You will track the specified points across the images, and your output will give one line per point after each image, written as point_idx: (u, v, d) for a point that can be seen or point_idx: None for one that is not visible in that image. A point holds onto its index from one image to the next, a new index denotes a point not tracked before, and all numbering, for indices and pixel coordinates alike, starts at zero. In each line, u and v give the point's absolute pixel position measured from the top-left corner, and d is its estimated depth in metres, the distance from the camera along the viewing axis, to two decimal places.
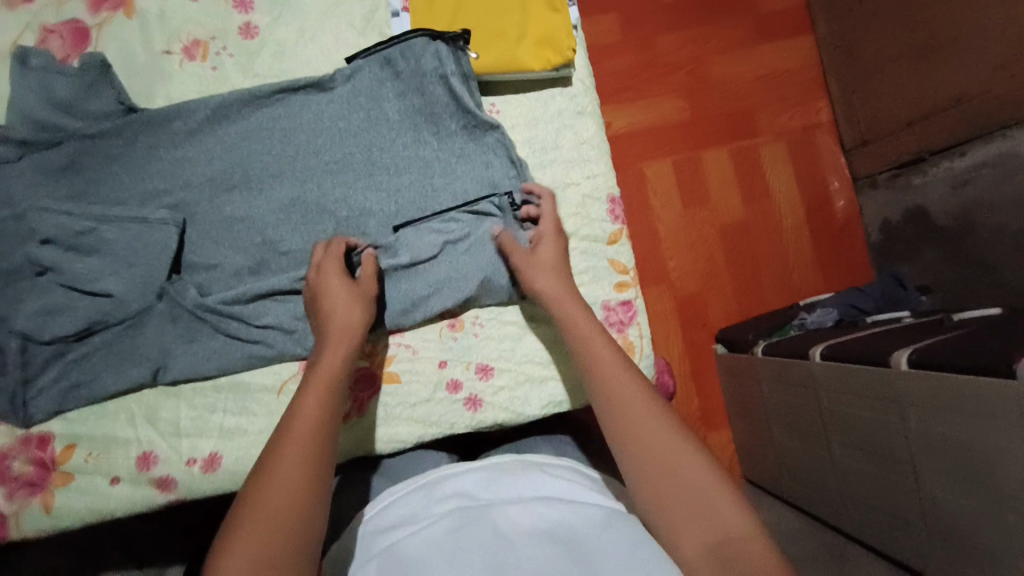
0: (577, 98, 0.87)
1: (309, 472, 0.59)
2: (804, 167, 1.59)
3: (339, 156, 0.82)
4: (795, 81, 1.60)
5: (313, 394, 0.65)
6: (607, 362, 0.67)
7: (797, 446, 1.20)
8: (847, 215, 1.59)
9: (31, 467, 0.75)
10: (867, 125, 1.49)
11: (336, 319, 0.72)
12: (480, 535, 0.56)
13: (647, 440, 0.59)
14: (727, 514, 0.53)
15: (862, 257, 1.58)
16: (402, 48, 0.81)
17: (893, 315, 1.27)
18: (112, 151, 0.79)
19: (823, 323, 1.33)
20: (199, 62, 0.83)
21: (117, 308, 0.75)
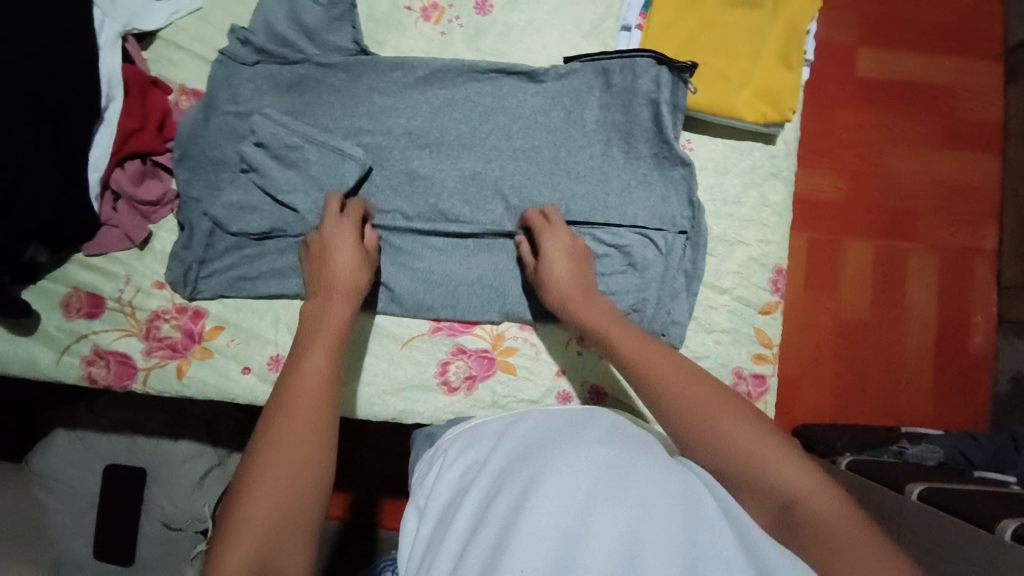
0: (776, 159, 0.85)
1: (308, 446, 0.59)
2: (951, 288, 1.47)
3: (528, 146, 0.84)
4: (973, 199, 1.48)
5: (316, 352, 0.67)
6: (635, 340, 0.67)
7: None
8: (981, 356, 1.45)
9: (178, 333, 0.83)
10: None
11: (340, 278, 0.74)
12: (564, 474, 0.54)
13: (694, 399, 0.59)
14: (785, 472, 0.52)
15: (984, 404, 1.44)
16: (623, 63, 0.82)
17: (1006, 477, 1.15)
18: (335, 83, 0.84)
19: (924, 460, 1.22)
20: (432, 25, 0.87)
21: (297, 222, 0.82)
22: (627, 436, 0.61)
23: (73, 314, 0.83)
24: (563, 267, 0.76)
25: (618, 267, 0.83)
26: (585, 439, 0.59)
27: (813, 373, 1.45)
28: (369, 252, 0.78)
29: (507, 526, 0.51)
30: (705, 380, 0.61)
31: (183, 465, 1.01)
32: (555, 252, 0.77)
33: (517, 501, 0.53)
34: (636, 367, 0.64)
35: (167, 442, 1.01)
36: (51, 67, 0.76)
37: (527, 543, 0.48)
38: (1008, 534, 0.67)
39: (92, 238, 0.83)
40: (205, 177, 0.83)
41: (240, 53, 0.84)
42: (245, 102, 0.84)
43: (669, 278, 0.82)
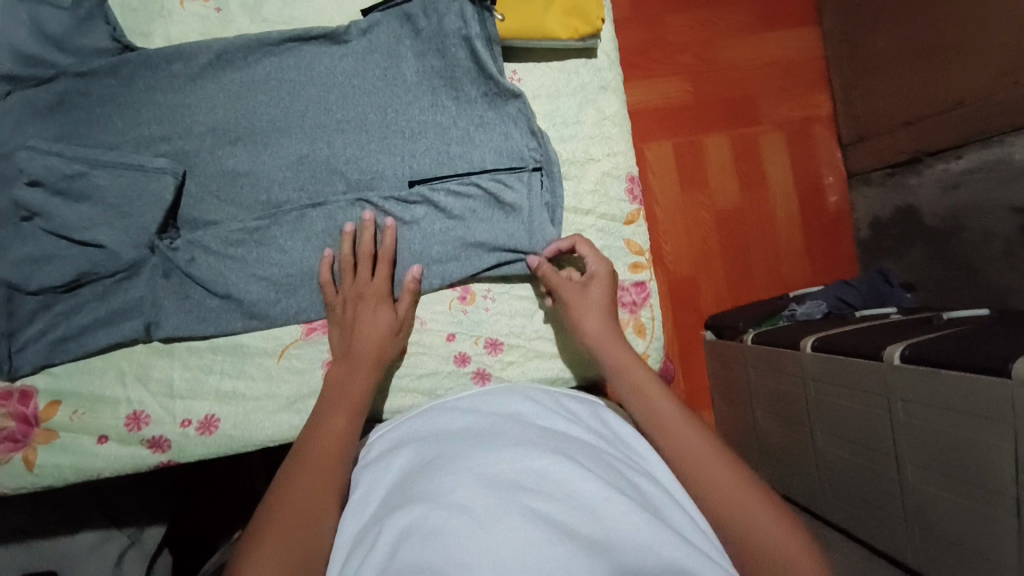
0: (601, 71, 0.84)
1: (321, 494, 0.58)
2: (800, 158, 1.59)
3: (352, 115, 0.78)
4: (800, 73, 1.59)
5: (341, 417, 0.67)
6: (635, 374, 0.70)
7: (780, 431, 1.24)
8: (838, 210, 1.60)
9: (13, 422, 0.72)
10: (864, 122, 1.50)
11: (367, 349, 0.72)
12: (473, 478, 0.52)
13: (688, 453, 0.61)
14: (767, 526, 0.53)
15: (850, 252, 1.61)
16: (424, 4, 0.77)
17: (880, 311, 1.31)
18: (106, 92, 0.73)
19: (812, 314, 1.36)
20: (203, 3, 0.77)
21: (112, 259, 0.71)
22: (527, 428, 0.61)
23: None
24: (595, 320, 0.75)
25: (483, 217, 0.80)
26: (487, 441, 0.58)
27: (703, 270, 1.54)
28: (400, 311, 0.76)
29: (438, 524, 0.48)
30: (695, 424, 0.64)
31: (95, 553, 0.87)
32: (592, 310, 0.75)
33: (422, 515, 0.49)
34: (638, 400, 0.68)
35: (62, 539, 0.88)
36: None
37: (437, 559, 0.45)
38: (897, 357, 0.88)
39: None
40: None
41: None
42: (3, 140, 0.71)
43: (537, 217, 0.79)
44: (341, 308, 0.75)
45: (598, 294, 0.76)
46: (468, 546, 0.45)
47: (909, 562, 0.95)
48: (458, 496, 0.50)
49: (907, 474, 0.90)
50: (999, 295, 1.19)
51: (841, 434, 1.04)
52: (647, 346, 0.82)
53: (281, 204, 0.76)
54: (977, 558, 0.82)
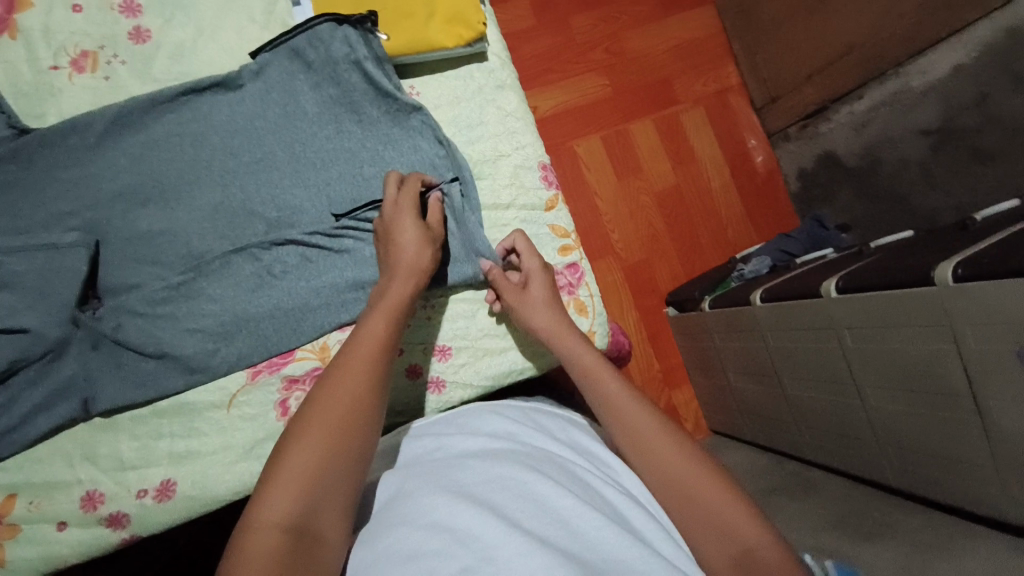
0: (495, 72, 0.87)
1: (355, 401, 0.58)
2: (723, 127, 1.65)
3: (260, 156, 0.79)
4: (702, 48, 1.66)
5: (379, 319, 0.65)
6: (584, 363, 0.71)
7: (753, 387, 1.26)
8: (768, 169, 1.64)
9: None
10: (768, 83, 1.56)
11: (405, 258, 0.71)
12: (455, 497, 0.52)
13: (649, 446, 0.62)
14: (727, 518, 0.55)
15: (788, 207, 1.63)
16: (309, 37, 0.78)
17: (818, 254, 1.35)
18: (8, 177, 0.72)
19: (759, 271, 1.41)
20: (90, 75, 0.76)
21: (38, 340, 0.70)
22: (514, 445, 0.62)
23: None
24: (531, 313, 0.76)
25: None
26: (467, 459, 0.59)
27: (651, 250, 1.58)
28: (432, 228, 0.76)
29: (422, 547, 0.48)
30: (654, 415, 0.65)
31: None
32: (526, 304, 0.76)
33: (405, 539, 0.49)
34: (592, 396, 0.69)
35: None
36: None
37: None
38: (834, 289, 0.91)
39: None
40: None
41: None
42: None
43: (461, 228, 0.80)
44: (384, 215, 0.75)
45: (539, 286, 0.78)
46: (449, 567, 0.45)
47: (889, 486, 0.94)
48: (439, 516, 0.50)
49: (869, 398, 0.91)
50: (921, 218, 1.26)
51: (807, 376, 1.05)
52: (589, 322, 0.84)
53: (204, 257, 0.76)
54: (948, 465, 0.82)
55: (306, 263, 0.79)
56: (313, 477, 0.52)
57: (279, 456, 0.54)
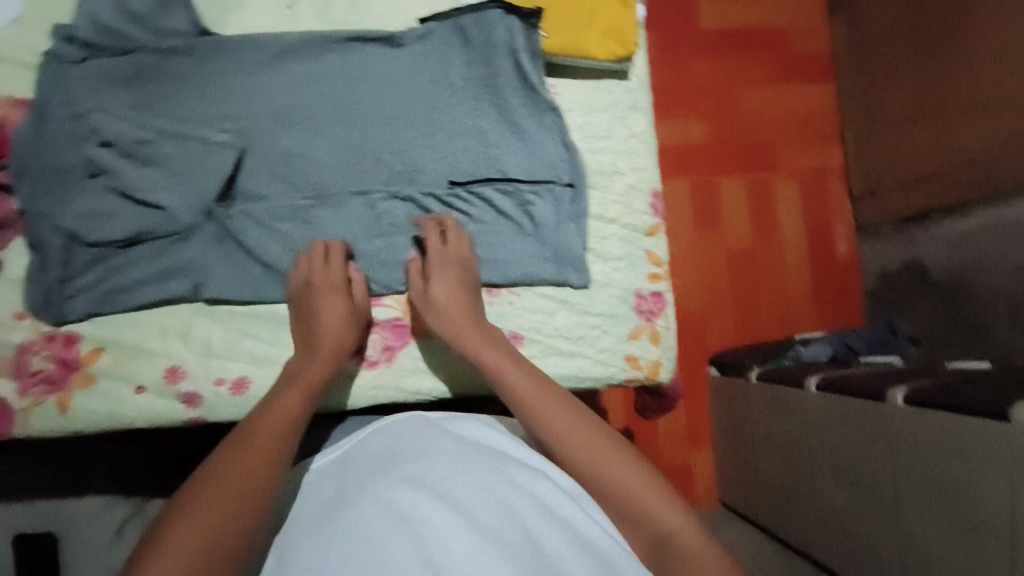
0: (633, 92, 0.89)
1: (258, 467, 0.61)
2: (812, 206, 1.64)
3: (399, 111, 0.84)
4: (814, 125, 1.66)
5: (290, 397, 0.68)
6: (497, 360, 0.73)
7: (780, 470, 1.24)
8: (848, 260, 1.64)
9: (53, 364, 0.75)
10: (871, 176, 1.55)
11: (327, 339, 0.74)
12: (415, 498, 0.56)
13: (587, 460, 0.65)
14: (655, 508, 0.61)
15: (857, 302, 1.63)
16: (476, 17, 0.83)
17: (884, 359, 1.33)
18: (178, 70, 0.78)
19: (817, 358, 1.37)
20: (276, 0, 0.83)
21: (170, 220, 0.77)
22: (468, 443, 0.65)
23: None
24: (443, 291, 0.78)
25: (509, 227, 0.85)
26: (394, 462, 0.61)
27: (711, 304, 1.57)
28: (357, 304, 0.79)
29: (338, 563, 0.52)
30: (595, 423, 0.68)
31: (100, 517, 0.86)
32: (444, 280, 0.78)
33: (326, 556, 0.53)
34: (519, 404, 0.70)
35: (62, 501, 0.87)
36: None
37: None
38: (901, 399, 0.89)
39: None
40: (51, 188, 0.75)
41: (67, 53, 0.76)
42: (80, 102, 0.76)
43: (562, 227, 0.85)
44: (298, 290, 0.78)
45: (444, 284, 0.78)
46: None
47: None
48: (358, 532, 0.54)
49: (906, 516, 0.89)
50: (1000, 353, 1.22)
51: (840, 474, 1.03)
52: (660, 352, 0.87)
53: (325, 190, 0.81)
54: None
55: (412, 220, 0.83)
56: (205, 542, 0.54)
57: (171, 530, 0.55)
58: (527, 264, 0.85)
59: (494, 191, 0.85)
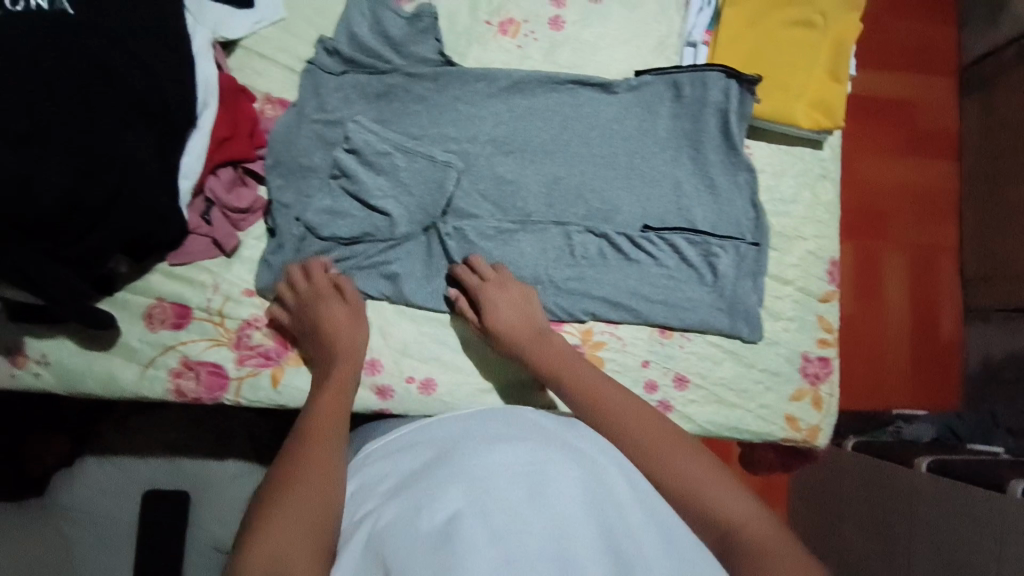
0: (824, 162, 0.93)
1: (326, 455, 0.62)
2: (920, 281, 1.62)
3: (605, 153, 0.89)
4: (933, 205, 1.65)
5: (321, 402, 0.69)
6: (552, 353, 0.75)
7: (863, 543, 1.22)
8: (951, 341, 1.61)
9: (271, 341, 0.82)
10: (992, 265, 1.54)
11: (345, 344, 0.76)
12: (475, 479, 0.52)
13: (667, 459, 0.60)
14: (726, 499, 0.56)
15: (956, 384, 1.60)
16: (693, 76, 0.88)
17: (990, 449, 1.30)
18: (421, 93, 0.86)
19: (919, 437, 1.39)
20: (509, 39, 0.89)
21: (392, 226, 0.84)
22: (544, 446, 0.57)
23: (155, 325, 0.81)
24: (503, 307, 0.79)
25: (691, 275, 0.89)
26: (464, 444, 0.59)
27: None
28: (353, 301, 0.80)
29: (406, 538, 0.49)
30: (672, 429, 0.64)
31: (230, 486, 0.97)
32: (500, 290, 0.80)
33: (391, 524, 0.51)
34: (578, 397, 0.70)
35: (214, 463, 0.97)
36: (109, 66, 0.68)
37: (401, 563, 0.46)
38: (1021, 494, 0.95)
39: (167, 241, 0.76)
40: (292, 181, 0.83)
41: (328, 64, 0.84)
42: (333, 111, 0.84)
43: (741, 284, 0.89)
44: (296, 306, 0.79)
45: (501, 305, 0.79)
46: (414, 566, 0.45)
47: None
48: (424, 504, 0.51)
49: None
50: None
51: (938, 560, 1.05)
52: (820, 417, 0.89)
53: (526, 216, 0.87)
54: None
55: (603, 254, 0.88)
56: (295, 540, 0.52)
57: (258, 524, 0.54)
58: (702, 313, 0.88)
59: (681, 240, 0.89)
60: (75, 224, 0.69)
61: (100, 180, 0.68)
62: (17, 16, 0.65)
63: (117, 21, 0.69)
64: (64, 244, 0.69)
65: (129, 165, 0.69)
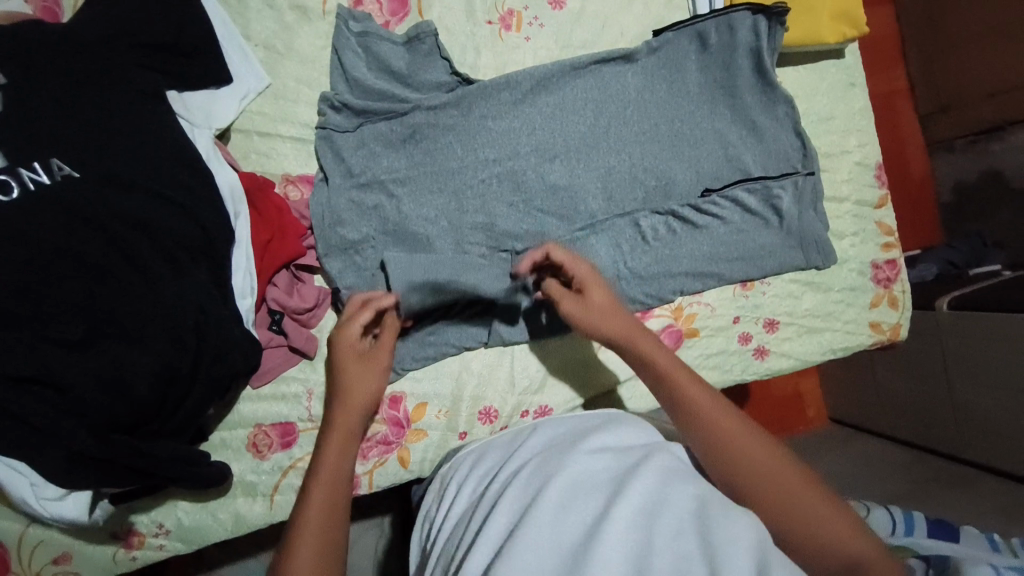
0: (850, 69, 0.94)
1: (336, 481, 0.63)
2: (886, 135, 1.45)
3: (647, 127, 0.85)
4: (873, 49, 1.46)
5: (342, 413, 0.68)
6: (621, 321, 0.67)
7: (904, 387, 1.25)
8: (920, 177, 1.44)
9: (387, 425, 0.79)
10: (949, 92, 1.36)
11: (368, 354, 0.71)
12: (547, 498, 0.50)
13: (753, 468, 0.52)
14: (838, 532, 0.48)
15: (925, 221, 1.44)
16: (716, 22, 0.85)
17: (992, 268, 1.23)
18: (449, 122, 0.78)
19: (923, 278, 1.31)
20: (515, 33, 0.82)
21: (463, 272, 0.79)
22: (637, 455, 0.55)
23: (264, 452, 0.75)
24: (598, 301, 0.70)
25: (757, 224, 0.89)
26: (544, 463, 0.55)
27: None
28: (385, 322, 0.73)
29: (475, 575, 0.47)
30: (758, 434, 0.55)
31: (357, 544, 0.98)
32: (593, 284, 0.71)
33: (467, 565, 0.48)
34: (654, 376, 0.62)
35: None
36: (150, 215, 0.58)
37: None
38: None
39: (250, 370, 0.67)
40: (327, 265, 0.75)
41: (339, 122, 0.75)
42: (362, 171, 0.76)
43: (806, 216, 0.90)
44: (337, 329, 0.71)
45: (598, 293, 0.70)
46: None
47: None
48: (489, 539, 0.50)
49: None
50: None
51: (982, 381, 1.09)
52: (901, 315, 0.95)
53: (589, 217, 0.83)
54: None
55: (671, 230, 0.87)
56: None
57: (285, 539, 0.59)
58: (778, 256, 0.90)
59: (741, 194, 0.88)
60: (171, 398, 0.60)
61: (183, 347, 0.59)
62: (11, 206, 0.53)
63: (119, 161, 0.58)
64: (168, 422, 0.61)
65: (205, 317, 0.60)
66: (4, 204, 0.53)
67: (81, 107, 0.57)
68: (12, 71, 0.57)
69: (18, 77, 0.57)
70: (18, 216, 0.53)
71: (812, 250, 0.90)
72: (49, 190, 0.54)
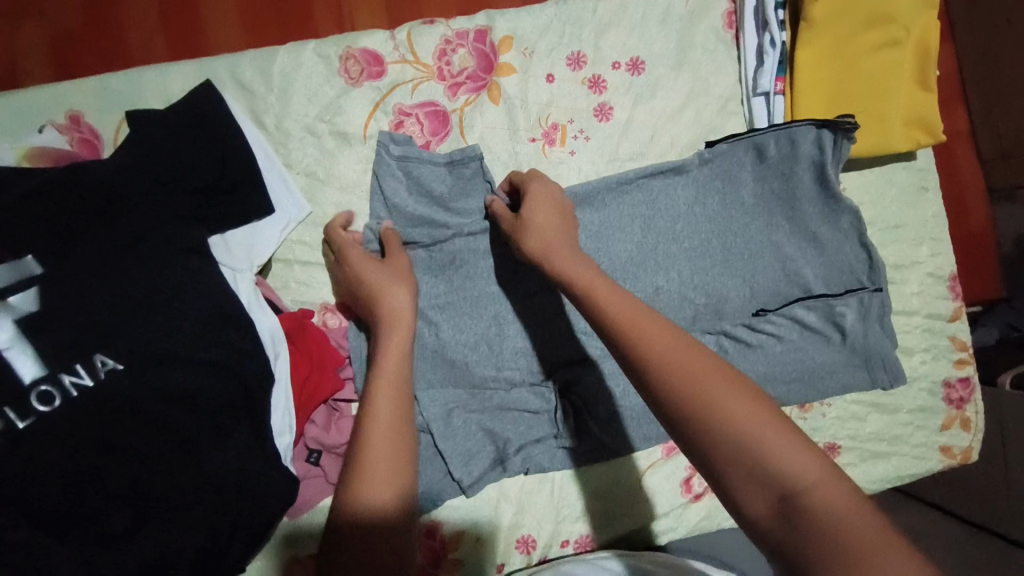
0: (922, 171, 0.86)
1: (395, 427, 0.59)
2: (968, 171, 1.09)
3: (699, 242, 0.80)
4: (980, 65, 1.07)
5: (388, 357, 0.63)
6: (552, 241, 0.65)
7: None
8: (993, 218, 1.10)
9: (423, 556, 0.76)
10: None
11: (380, 281, 0.66)
12: None
13: (717, 399, 0.46)
14: (793, 458, 0.43)
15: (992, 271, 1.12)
16: (778, 134, 0.79)
17: None
18: (491, 246, 0.76)
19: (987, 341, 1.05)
20: (559, 148, 0.78)
21: (506, 395, 0.77)
22: None
23: None
24: (540, 214, 0.67)
25: (819, 345, 0.82)
26: None
27: None
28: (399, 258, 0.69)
29: None
30: (710, 358, 0.50)
31: None
32: (536, 201, 0.68)
33: None
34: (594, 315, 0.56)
35: None
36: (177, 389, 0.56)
37: None
38: None
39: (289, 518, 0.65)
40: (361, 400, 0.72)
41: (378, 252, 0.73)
42: None
43: (874, 336, 0.82)
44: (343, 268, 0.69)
45: (545, 208, 0.68)
46: None
47: None
48: None
49: None
50: None
51: None
52: (974, 438, 0.87)
53: None
54: None
55: (726, 349, 0.81)
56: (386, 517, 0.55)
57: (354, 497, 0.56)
58: (841, 378, 0.83)
59: (801, 313, 0.82)
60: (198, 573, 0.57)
61: (221, 515, 0.57)
62: (53, 416, 0.53)
63: (158, 340, 0.56)
64: None
65: (244, 476, 0.58)
66: (47, 415, 0.53)
67: (117, 284, 0.57)
68: (43, 255, 0.56)
69: (55, 265, 0.56)
70: (64, 422, 0.53)
71: (882, 372, 0.83)
72: (90, 392, 0.54)
